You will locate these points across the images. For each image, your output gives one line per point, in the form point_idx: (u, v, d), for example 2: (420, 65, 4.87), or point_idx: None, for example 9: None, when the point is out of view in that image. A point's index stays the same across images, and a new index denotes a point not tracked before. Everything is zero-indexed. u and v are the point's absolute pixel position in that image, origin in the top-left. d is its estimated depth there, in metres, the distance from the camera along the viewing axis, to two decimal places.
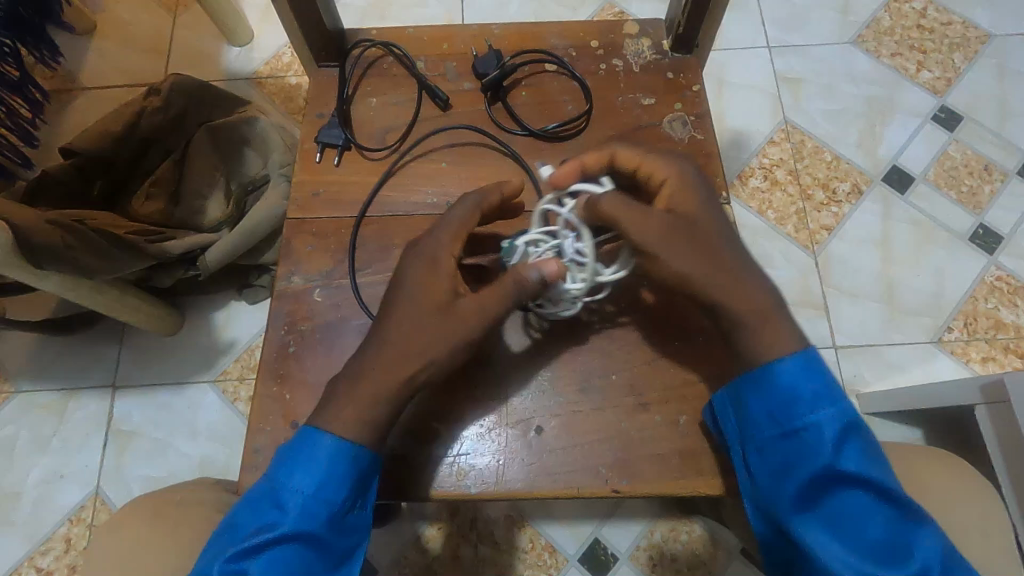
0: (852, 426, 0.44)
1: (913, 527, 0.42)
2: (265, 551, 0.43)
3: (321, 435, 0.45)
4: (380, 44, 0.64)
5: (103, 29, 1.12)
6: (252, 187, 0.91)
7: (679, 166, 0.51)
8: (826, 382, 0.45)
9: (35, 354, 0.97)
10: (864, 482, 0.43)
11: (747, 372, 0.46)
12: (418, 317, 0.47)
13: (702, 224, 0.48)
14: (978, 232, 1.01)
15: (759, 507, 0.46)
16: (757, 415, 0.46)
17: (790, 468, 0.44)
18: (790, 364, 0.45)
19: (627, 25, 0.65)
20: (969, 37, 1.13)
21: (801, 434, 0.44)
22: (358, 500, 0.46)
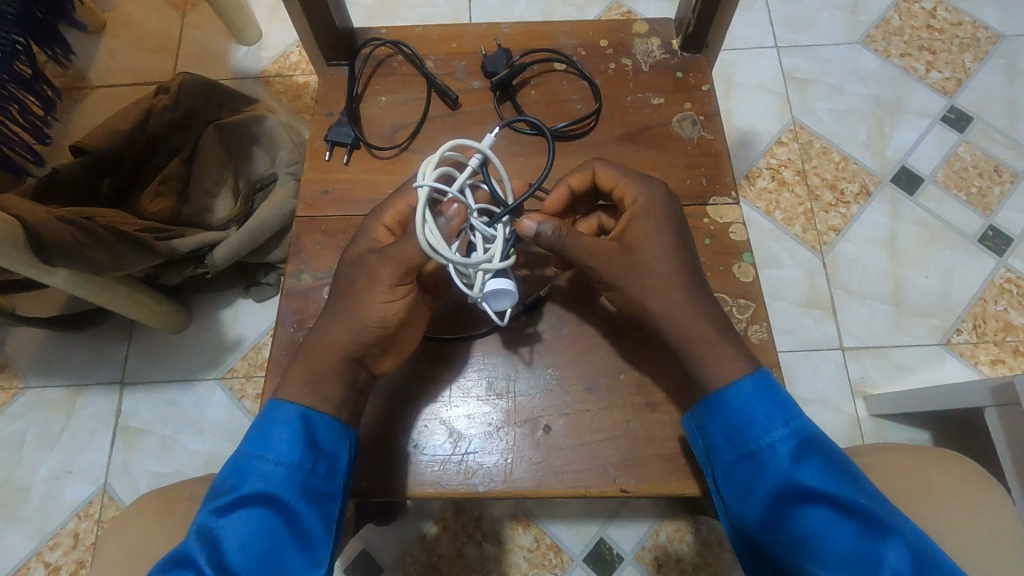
0: (808, 442, 0.44)
1: (882, 541, 0.41)
2: (233, 514, 0.44)
3: (280, 401, 0.47)
4: (389, 43, 0.64)
5: (113, 27, 1.12)
6: (259, 186, 0.92)
7: (645, 193, 0.50)
8: (778, 401, 0.45)
9: (44, 351, 0.98)
10: (826, 497, 0.42)
11: (703, 397, 0.47)
12: (357, 270, 0.49)
13: (655, 249, 0.48)
14: (987, 233, 1.01)
15: (734, 527, 0.45)
16: (716, 440, 0.46)
17: (751, 488, 0.44)
18: (743, 386, 0.45)
19: (636, 24, 0.65)
20: (980, 38, 1.12)
21: (757, 455, 0.44)
22: (318, 464, 0.46)
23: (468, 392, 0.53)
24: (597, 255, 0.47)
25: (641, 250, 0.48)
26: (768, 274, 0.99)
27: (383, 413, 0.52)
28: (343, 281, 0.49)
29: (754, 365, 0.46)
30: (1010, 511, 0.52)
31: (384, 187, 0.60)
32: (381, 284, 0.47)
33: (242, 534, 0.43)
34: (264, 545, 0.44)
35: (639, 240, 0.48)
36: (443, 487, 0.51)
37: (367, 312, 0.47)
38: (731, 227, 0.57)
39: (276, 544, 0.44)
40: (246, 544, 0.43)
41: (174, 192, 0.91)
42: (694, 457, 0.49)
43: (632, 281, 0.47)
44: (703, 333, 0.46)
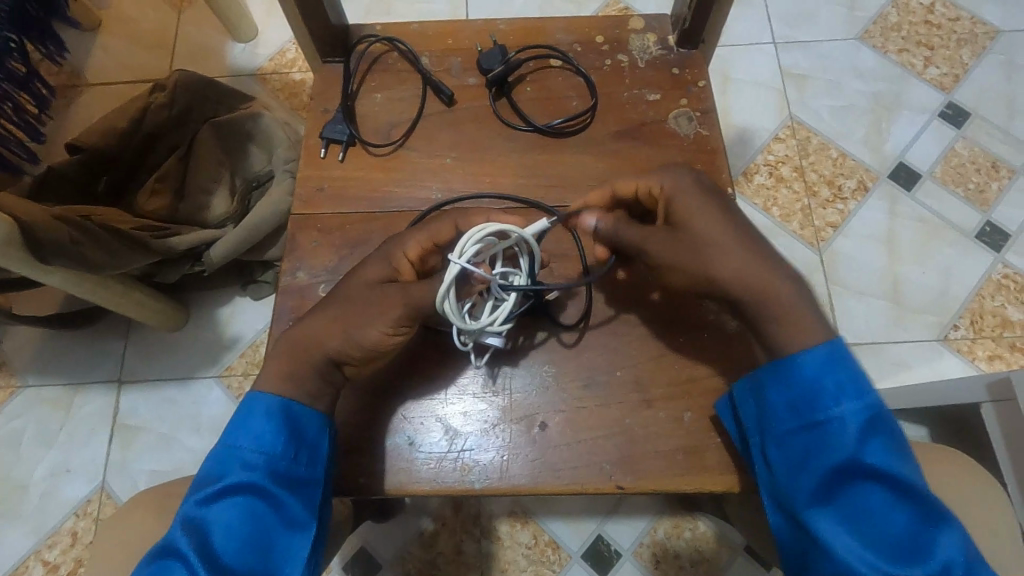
0: (877, 422, 0.43)
1: (934, 529, 0.41)
2: (214, 504, 0.44)
3: (259, 394, 0.47)
4: (384, 39, 0.64)
5: (108, 24, 1.12)
6: (256, 183, 0.92)
7: (680, 176, 0.49)
8: (853, 376, 0.43)
9: (42, 349, 0.98)
10: (886, 478, 0.42)
11: (769, 362, 0.46)
12: (366, 300, 0.48)
13: (707, 220, 0.46)
14: (985, 229, 1.01)
15: (776, 497, 0.45)
16: (776, 406, 0.45)
17: (809, 459, 0.43)
18: (815, 356, 0.44)
19: (632, 20, 0.64)
20: (978, 33, 1.12)
21: (822, 426, 0.43)
22: (301, 453, 0.46)
23: (464, 390, 0.53)
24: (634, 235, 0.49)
25: (692, 224, 0.47)
26: None
27: (367, 413, 0.52)
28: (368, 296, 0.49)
29: (830, 333, 0.44)
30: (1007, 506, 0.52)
31: (380, 185, 0.59)
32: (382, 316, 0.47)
33: (228, 523, 0.43)
34: (247, 531, 0.43)
35: (678, 214, 0.48)
36: (439, 485, 0.51)
37: (366, 324, 0.47)
38: None
39: (262, 531, 0.44)
40: (229, 532, 0.43)
41: (170, 190, 0.89)
42: (743, 428, 0.48)
43: (682, 257, 0.46)
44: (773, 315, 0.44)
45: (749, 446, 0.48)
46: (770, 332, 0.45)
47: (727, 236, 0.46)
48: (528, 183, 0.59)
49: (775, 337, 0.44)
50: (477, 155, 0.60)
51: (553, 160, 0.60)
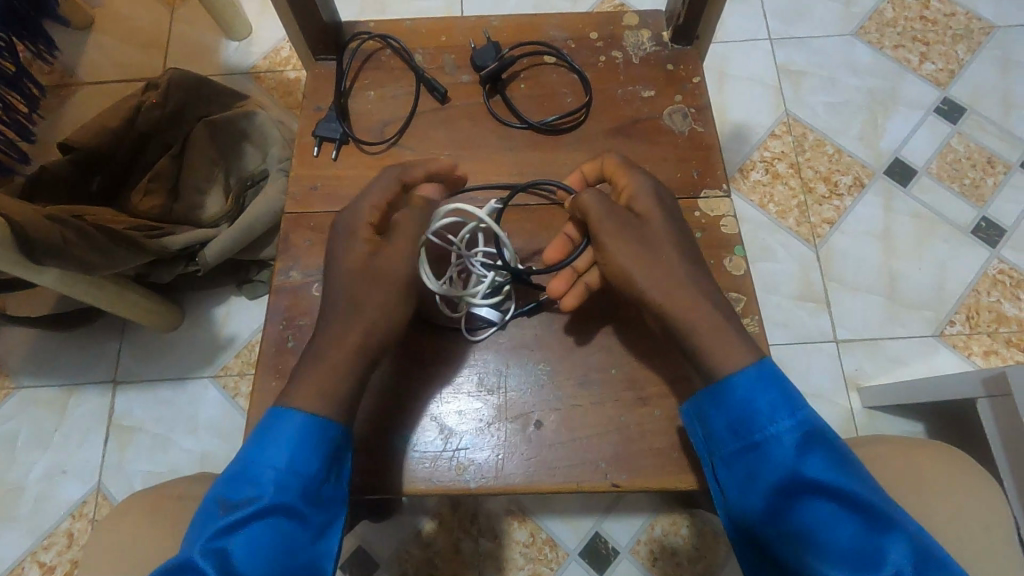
0: (815, 435, 0.42)
1: (885, 537, 0.40)
2: (245, 526, 0.42)
3: (286, 408, 0.44)
4: (377, 37, 0.63)
5: (100, 23, 1.11)
6: (251, 182, 0.91)
7: (642, 184, 0.50)
8: (785, 392, 0.43)
9: (36, 350, 0.97)
10: (832, 491, 0.41)
11: (704, 387, 0.45)
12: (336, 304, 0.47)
13: (664, 230, 0.48)
14: (981, 225, 1.01)
15: (731, 518, 0.44)
16: (718, 428, 0.44)
17: (754, 480, 0.43)
18: (744, 377, 0.43)
19: (626, 16, 0.64)
20: (973, 28, 1.12)
21: (762, 446, 0.43)
22: (331, 469, 0.45)
23: (459, 388, 0.53)
24: (608, 230, 0.48)
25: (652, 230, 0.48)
26: (761, 267, 0.99)
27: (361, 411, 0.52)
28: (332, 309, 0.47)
29: (756, 354, 0.44)
30: (1001, 501, 0.52)
31: None
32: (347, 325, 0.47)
33: (257, 543, 0.41)
34: (279, 555, 0.42)
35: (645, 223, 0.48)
36: (433, 484, 0.50)
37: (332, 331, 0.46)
38: (723, 221, 0.57)
39: (290, 551, 0.42)
40: (261, 557, 0.41)
41: (164, 189, 0.88)
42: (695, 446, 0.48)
43: (639, 261, 0.46)
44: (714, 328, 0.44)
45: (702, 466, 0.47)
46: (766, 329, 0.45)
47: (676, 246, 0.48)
48: (523, 180, 0.59)
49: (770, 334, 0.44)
50: (471, 152, 0.60)
51: (548, 157, 0.59)
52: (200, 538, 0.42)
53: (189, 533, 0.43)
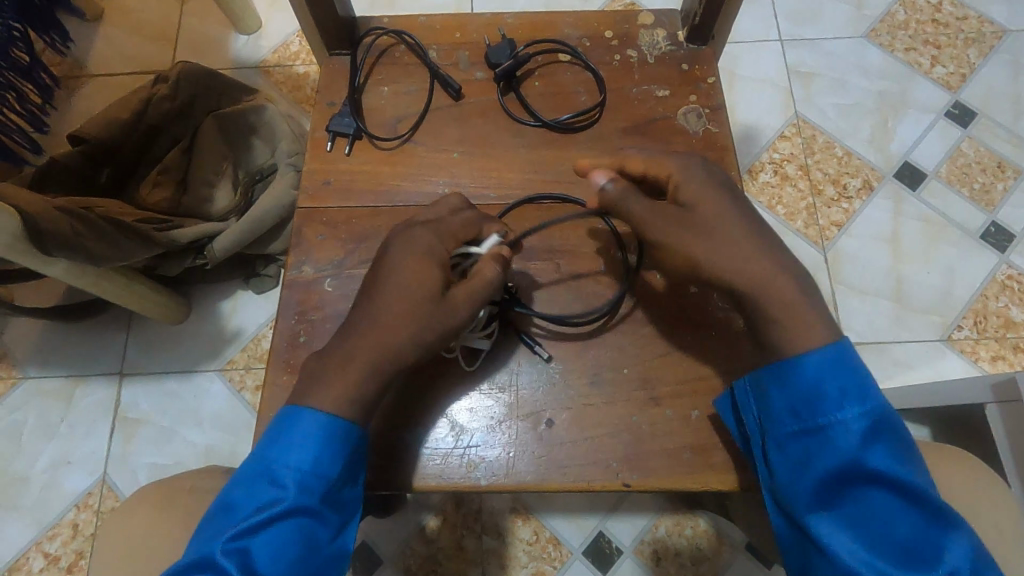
0: (883, 424, 0.41)
1: (942, 532, 0.40)
2: (264, 528, 0.42)
3: (307, 409, 0.44)
4: (391, 32, 0.63)
5: (111, 14, 1.11)
6: (260, 176, 0.91)
7: (694, 171, 0.49)
8: (857, 378, 0.42)
9: (43, 341, 0.97)
10: (892, 482, 0.40)
11: (770, 365, 0.44)
12: (384, 308, 0.45)
13: (716, 209, 0.46)
14: (990, 230, 1.01)
15: (779, 501, 0.44)
16: (778, 409, 0.44)
17: (809, 463, 0.42)
18: (817, 358, 0.42)
19: (641, 15, 0.64)
20: (985, 32, 1.12)
21: (824, 431, 0.42)
22: (352, 472, 0.45)
23: (469, 385, 0.53)
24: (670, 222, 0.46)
25: (700, 210, 0.47)
26: None
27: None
28: (358, 312, 0.46)
29: (836, 332, 0.43)
30: (1010, 506, 0.52)
31: (386, 179, 0.59)
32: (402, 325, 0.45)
33: (277, 544, 0.41)
34: (298, 556, 0.42)
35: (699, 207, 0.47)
36: (445, 480, 0.50)
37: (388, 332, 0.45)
38: None
39: (310, 552, 0.42)
40: (280, 557, 0.41)
41: (174, 181, 0.89)
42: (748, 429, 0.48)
43: (695, 237, 0.46)
44: (783, 305, 0.43)
45: (753, 448, 0.47)
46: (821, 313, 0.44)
47: (736, 226, 0.46)
48: (536, 178, 0.59)
49: (821, 323, 0.43)
50: (485, 149, 0.60)
51: (561, 155, 0.59)
52: (218, 536, 0.42)
53: (204, 526, 0.43)
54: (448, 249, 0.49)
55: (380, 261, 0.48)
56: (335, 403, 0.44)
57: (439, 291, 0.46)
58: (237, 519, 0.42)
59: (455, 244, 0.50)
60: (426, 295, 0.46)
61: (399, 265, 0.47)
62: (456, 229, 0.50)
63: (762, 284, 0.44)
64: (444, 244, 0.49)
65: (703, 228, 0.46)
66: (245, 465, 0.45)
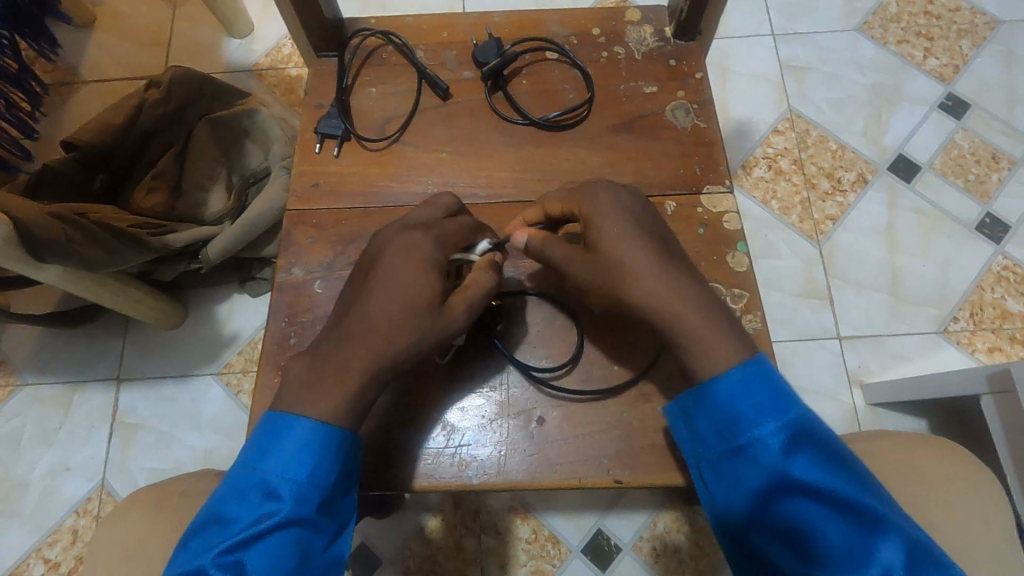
0: (801, 433, 0.42)
1: (877, 536, 0.39)
2: (259, 538, 0.41)
3: (301, 419, 0.44)
4: (379, 33, 0.63)
5: (102, 20, 1.11)
6: (252, 180, 0.90)
7: (604, 204, 0.47)
8: (771, 393, 0.43)
9: (40, 347, 0.98)
10: (817, 490, 0.40)
11: (688, 392, 0.45)
12: (382, 321, 0.45)
13: (624, 247, 0.45)
14: (985, 221, 1.00)
15: (720, 523, 0.44)
16: (703, 433, 0.44)
17: (740, 480, 0.42)
18: (726, 382, 0.43)
19: (628, 12, 0.64)
20: (977, 23, 1.12)
21: (746, 448, 0.42)
22: (348, 480, 0.46)
23: (461, 383, 0.53)
24: (608, 274, 0.45)
25: (605, 249, 0.46)
26: (764, 264, 0.99)
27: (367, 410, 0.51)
28: (353, 317, 0.45)
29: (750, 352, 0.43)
30: (1001, 496, 0.52)
31: (375, 180, 0.59)
32: (395, 340, 0.44)
33: (274, 555, 0.41)
34: (293, 566, 0.42)
35: (600, 244, 0.46)
36: (436, 480, 0.50)
37: (378, 344, 0.44)
38: (725, 217, 0.57)
39: (307, 559, 0.43)
40: (276, 567, 0.41)
41: (167, 187, 0.89)
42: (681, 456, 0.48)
43: (601, 278, 0.46)
44: (700, 334, 0.43)
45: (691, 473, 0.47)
46: (738, 334, 0.44)
47: (646, 261, 0.45)
48: (525, 176, 0.59)
49: (737, 341, 0.44)
50: (473, 148, 0.60)
51: (550, 153, 0.59)
52: (212, 548, 0.41)
53: (193, 538, 0.43)
54: (445, 254, 0.48)
55: (374, 268, 0.47)
56: (321, 406, 0.44)
57: (437, 300, 0.46)
58: (231, 532, 0.42)
59: (451, 250, 0.49)
60: (426, 305, 0.45)
61: (397, 275, 0.46)
62: (451, 235, 0.50)
63: (675, 315, 0.43)
64: (444, 251, 0.49)
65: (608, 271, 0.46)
66: (234, 475, 0.44)
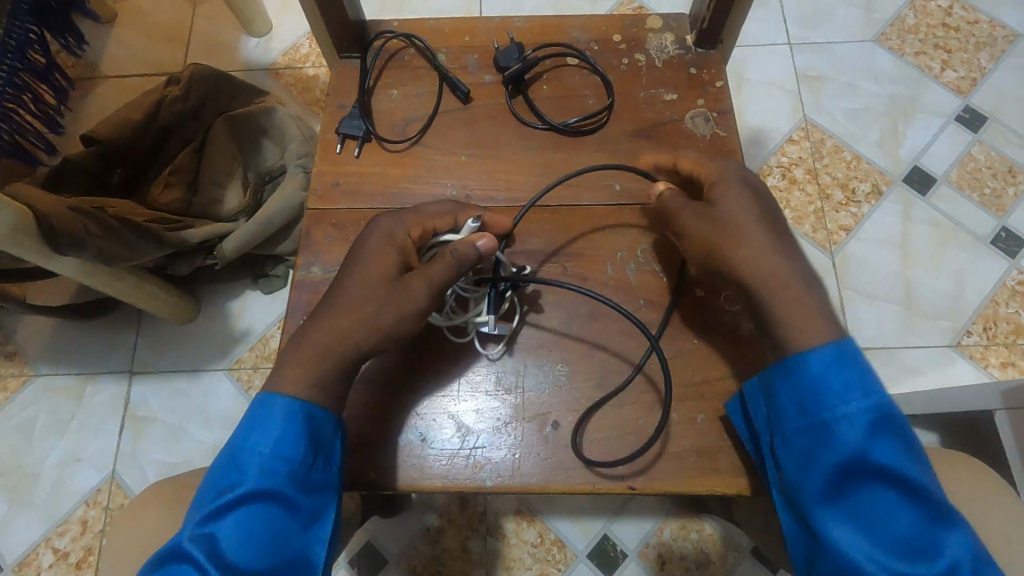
0: (885, 420, 0.41)
1: (943, 530, 0.40)
2: (229, 512, 0.42)
3: (273, 395, 0.45)
4: (401, 35, 0.63)
5: (124, 18, 1.12)
6: (269, 178, 0.93)
7: (735, 176, 0.50)
8: (861, 374, 0.42)
9: (54, 338, 0.99)
10: (893, 477, 0.40)
11: (779, 362, 0.44)
12: (351, 296, 0.47)
13: (743, 207, 0.48)
14: (1000, 235, 1.00)
15: (787, 495, 0.44)
16: (785, 403, 0.44)
17: (815, 457, 0.42)
18: (823, 355, 0.43)
19: (650, 19, 0.64)
20: (996, 37, 1.11)
21: (829, 425, 0.42)
22: (321, 458, 0.45)
23: (477, 386, 0.53)
24: (721, 236, 0.47)
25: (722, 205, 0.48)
26: None
27: (380, 408, 0.52)
28: (327, 299, 0.48)
29: (839, 334, 0.43)
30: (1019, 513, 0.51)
31: (394, 181, 0.59)
32: (358, 312, 0.47)
33: (245, 528, 0.42)
34: (265, 541, 0.42)
35: (721, 202, 0.49)
36: (451, 481, 0.51)
37: (344, 319, 0.46)
38: None
39: (278, 534, 0.43)
40: (247, 540, 0.42)
41: (184, 183, 0.89)
42: (754, 425, 0.48)
43: (710, 223, 0.48)
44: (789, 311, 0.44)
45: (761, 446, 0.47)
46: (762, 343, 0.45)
47: (752, 221, 0.47)
48: (543, 181, 0.59)
49: (830, 322, 0.44)
50: (493, 150, 0.60)
51: (569, 158, 0.60)
52: (189, 520, 0.43)
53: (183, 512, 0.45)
54: (410, 234, 0.51)
55: (352, 252, 0.50)
56: None
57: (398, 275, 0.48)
58: (208, 505, 0.43)
59: (422, 233, 0.52)
60: (383, 280, 0.48)
61: (365, 255, 0.49)
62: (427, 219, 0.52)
63: (774, 277, 0.45)
64: (408, 231, 0.51)
65: (721, 221, 0.47)
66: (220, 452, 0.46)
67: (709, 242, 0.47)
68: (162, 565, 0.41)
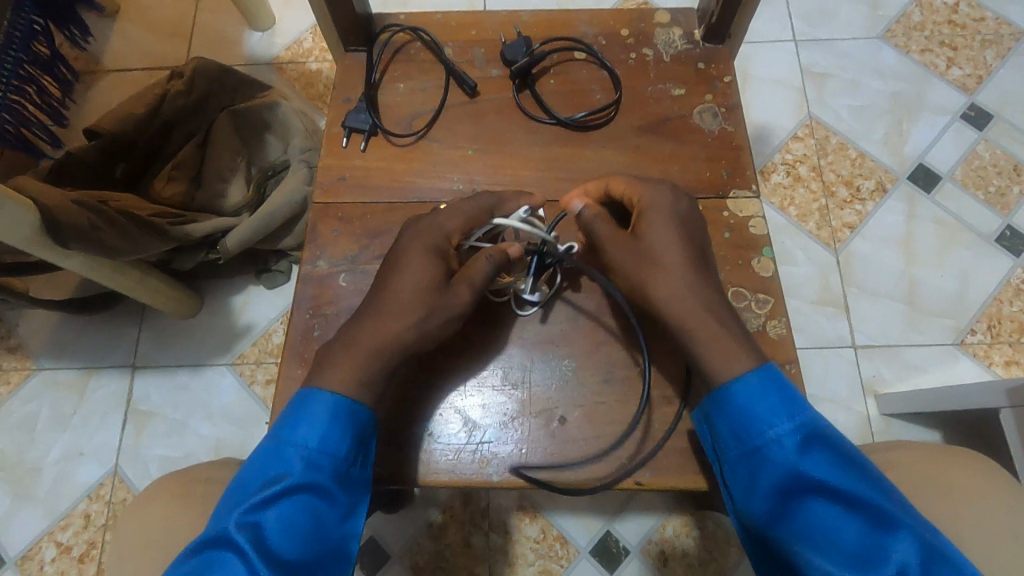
0: (814, 436, 0.43)
1: (889, 535, 0.40)
2: (274, 503, 0.42)
3: (319, 391, 0.45)
4: (407, 29, 0.63)
5: (127, 11, 1.12)
6: (271, 172, 0.90)
7: (660, 211, 0.50)
8: (787, 396, 0.44)
9: (57, 333, 0.98)
10: (830, 490, 0.41)
11: (707, 397, 0.46)
12: (383, 299, 0.47)
13: (666, 244, 0.48)
14: (1005, 233, 1.00)
15: (741, 520, 0.45)
16: (721, 433, 0.45)
17: (756, 482, 0.43)
18: (743, 383, 0.44)
19: (658, 14, 0.64)
20: (1002, 34, 1.11)
21: (761, 450, 0.43)
22: (359, 454, 0.46)
23: (483, 382, 0.53)
24: (642, 268, 0.48)
25: (651, 242, 0.49)
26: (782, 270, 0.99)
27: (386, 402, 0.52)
28: (365, 302, 0.48)
29: (760, 360, 0.45)
30: None
31: (401, 175, 0.59)
32: (396, 316, 0.46)
33: (288, 520, 0.42)
34: (308, 532, 0.42)
35: (646, 237, 0.49)
36: (457, 476, 0.50)
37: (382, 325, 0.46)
38: (751, 221, 0.57)
39: (318, 527, 0.43)
40: (292, 530, 0.42)
41: (187, 177, 0.90)
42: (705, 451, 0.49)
43: (632, 261, 0.49)
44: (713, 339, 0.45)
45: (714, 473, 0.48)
46: (747, 342, 0.46)
47: (677, 258, 0.48)
48: (550, 176, 0.59)
49: (754, 345, 0.45)
50: (499, 145, 0.60)
51: (576, 152, 0.59)
52: (233, 510, 0.42)
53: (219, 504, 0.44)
54: (451, 240, 0.51)
55: (391, 255, 0.50)
56: (351, 393, 0.45)
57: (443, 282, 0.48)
58: (249, 496, 0.43)
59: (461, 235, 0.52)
60: (429, 283, 0.48)
61: (408, 259, 0.49)
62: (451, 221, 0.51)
63: (712, 303, 0.46)
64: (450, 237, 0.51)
65: (648, 256, 0.48)
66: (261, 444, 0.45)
67: (637, 275, 0.48)
68: (202, 551, 0.41)
